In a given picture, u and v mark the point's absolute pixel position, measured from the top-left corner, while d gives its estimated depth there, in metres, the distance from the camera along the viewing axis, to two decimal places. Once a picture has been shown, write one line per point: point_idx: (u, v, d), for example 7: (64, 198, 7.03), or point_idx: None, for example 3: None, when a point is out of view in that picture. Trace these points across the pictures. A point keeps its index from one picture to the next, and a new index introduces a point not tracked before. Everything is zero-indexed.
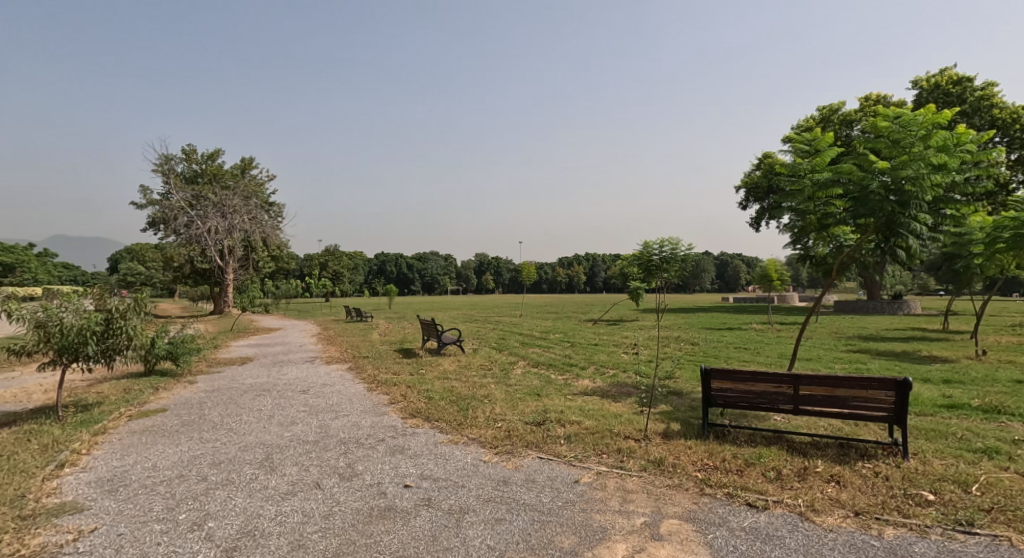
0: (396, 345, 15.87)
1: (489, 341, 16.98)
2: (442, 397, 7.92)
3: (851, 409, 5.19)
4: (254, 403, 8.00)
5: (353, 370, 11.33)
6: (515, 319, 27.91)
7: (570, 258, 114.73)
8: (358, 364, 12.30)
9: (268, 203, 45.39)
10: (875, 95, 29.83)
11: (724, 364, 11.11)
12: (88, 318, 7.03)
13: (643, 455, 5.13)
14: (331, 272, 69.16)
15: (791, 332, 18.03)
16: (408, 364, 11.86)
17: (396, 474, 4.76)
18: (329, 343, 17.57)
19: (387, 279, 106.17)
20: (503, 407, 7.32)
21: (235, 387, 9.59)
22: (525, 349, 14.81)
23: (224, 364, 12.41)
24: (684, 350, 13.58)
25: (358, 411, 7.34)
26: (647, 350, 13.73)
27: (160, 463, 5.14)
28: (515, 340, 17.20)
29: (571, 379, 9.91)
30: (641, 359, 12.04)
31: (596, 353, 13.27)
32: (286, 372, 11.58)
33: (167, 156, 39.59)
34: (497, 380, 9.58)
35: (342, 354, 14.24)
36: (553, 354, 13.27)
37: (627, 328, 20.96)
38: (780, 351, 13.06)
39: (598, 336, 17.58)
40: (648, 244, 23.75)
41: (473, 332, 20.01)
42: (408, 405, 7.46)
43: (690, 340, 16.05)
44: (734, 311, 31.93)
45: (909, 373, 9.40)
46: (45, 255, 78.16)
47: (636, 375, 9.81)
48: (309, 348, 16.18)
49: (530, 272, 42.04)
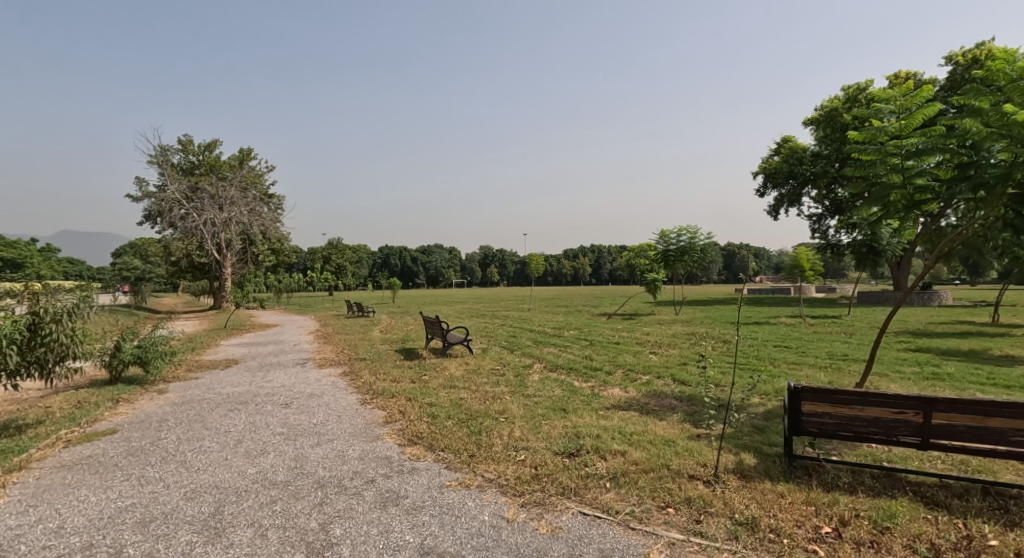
0: (397, 345, 14.53)
1: (499, 339, 15.62)
2: (449, 415, 6.56)
3: (1008, 447, 3.87)
4: (223, 422, 6.63)
5: (348, 376, 10.01)
6: (523, 313, 26.49)
7: (576, 250, 113.34)
8: (353, 367, 10.96)
9: (268, 195, 44.23)
10: (905, 73, 29.54)
11: (771, 365, 9.72)
12: (9, 323, 5.66)
13: (725, 512, 3.75)
14: (334, 266, 68.18)
15: (827, 327, 16.62)
16: (410, 368, 10.52)
17: (390, 547, 3.44)
18: (325, 341, 16.24)
19: (391, 272, 105.03)
20: (524, 429, 5.93)
21: (210, 398, 8.26)
22: (539, 348, 13.44)
23: (205, 369, 11.07)
24: (719, 350, 12.16)
25: (347, 434, 6.00)
26: (676, 350, 12.32)
27: (70, 523, 3.81)
28: (527, 338, 15.82)
29: (598, 386, 8.53)
30: (673, 362, 10.63)
31: (621, 354, 11.87)
32: (272, 377, 10.24)
33: (164, 148, 38.34)
34: (512, 389, 8.23)
35: (338, 355, 12.91)
36: (573, 355, 11.89)
37: (645, 323, 19.62)
38: (828, 351, 11.64)
39: (618, 333, 16.16)
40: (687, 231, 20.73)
41: (480, 329, 18.63)
42: (407, 426, 6.13)
43: (720, 337, 14.62)
44: (752, 303, 30.46)
45: (1000, 380, 7.98)
46: (49, 250, 77.53)
47: (674, 384, 8.43)
48: (303, 348, 14.89)
49: (539, 264, 40.35)
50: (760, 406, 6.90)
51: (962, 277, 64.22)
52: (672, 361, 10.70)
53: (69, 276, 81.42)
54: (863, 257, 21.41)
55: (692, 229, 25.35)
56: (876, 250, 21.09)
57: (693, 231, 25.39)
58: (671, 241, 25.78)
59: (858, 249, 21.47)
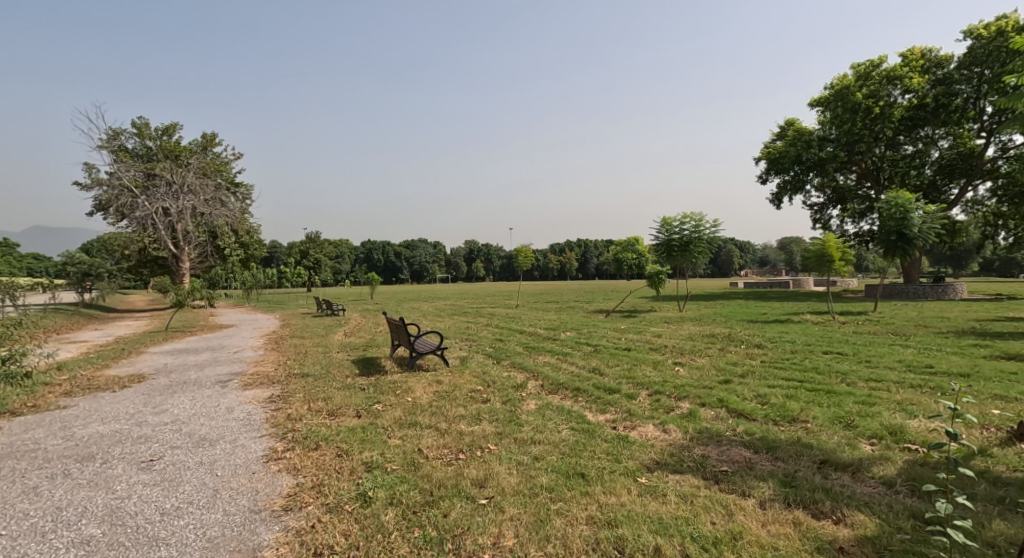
0: (358, 353, 11.86)
1: (483, 344, 13.04)
2: (396, 494, 3.94)
3: None
4: (10, 507, 3.94)
5: (275, 402, 7.38)
6: (510, 310, 24.02)
7: (562, 245, 111.23)
8: (288, 387, 8.29)
9: (234, 184, 41.24)
10: (918, 51, 28.99)
11: (846, 384, 7.27)
12: None
13: None
14: (312, 261, 65.31)
15: (864, 326, 14.41)
16: (362, 390, 7.89)
17: None
18: (273, 348, 13.55)
19: (374, 267, 101.99)
20: (524, 533, 3.42)
21: (48, 446, 5.54)
22: (533, 356, 10.94)
23: (88, 393, 8.30)
24: (757, 359, 9.71)
25: (206, 544, 3.37)
26: (703, 359, 9.87)
27: None
28: (515, 341, 13.27)
29: (622, 422, 6.00)
30: (709, 378, 8.13)
31: (637, 365, 9.34)
32: (172, 401, 7.54)
33: (116, 131, 35.01)
34: (499, 431, 5.66)
35: (277, 367, 10.24)
36: (575, 368, 9.34)
37: (649, 322, 17.22)
38: (897, 359, 9.28)
39: (623, 335, 13.67)
40: (714, 222, 18.34)
41: (460, 331, 16.04)
42: (319, 525, 3.52)
43: (747, 340, 12.18)
44: (760, 299, 28.32)
45: None
46: (9, 246, 73.21)
47: (730, 418, 5.94)
48: (243, 357, 12.19)
49: (526, 256, 37.53)
50: (890, 466, 4.41)
51: (945, 269, 64.20)
52: (707, 377, 8.20)
53: (35, 275, 77.50)
54: (892, 246, 18.93)
55: (696, 218, 23.06)
56: (906, 237, 18.82)
57: (697, 218, 23.09)
58: (672, 230, 23.32)
59: (886, 236, 19.04)
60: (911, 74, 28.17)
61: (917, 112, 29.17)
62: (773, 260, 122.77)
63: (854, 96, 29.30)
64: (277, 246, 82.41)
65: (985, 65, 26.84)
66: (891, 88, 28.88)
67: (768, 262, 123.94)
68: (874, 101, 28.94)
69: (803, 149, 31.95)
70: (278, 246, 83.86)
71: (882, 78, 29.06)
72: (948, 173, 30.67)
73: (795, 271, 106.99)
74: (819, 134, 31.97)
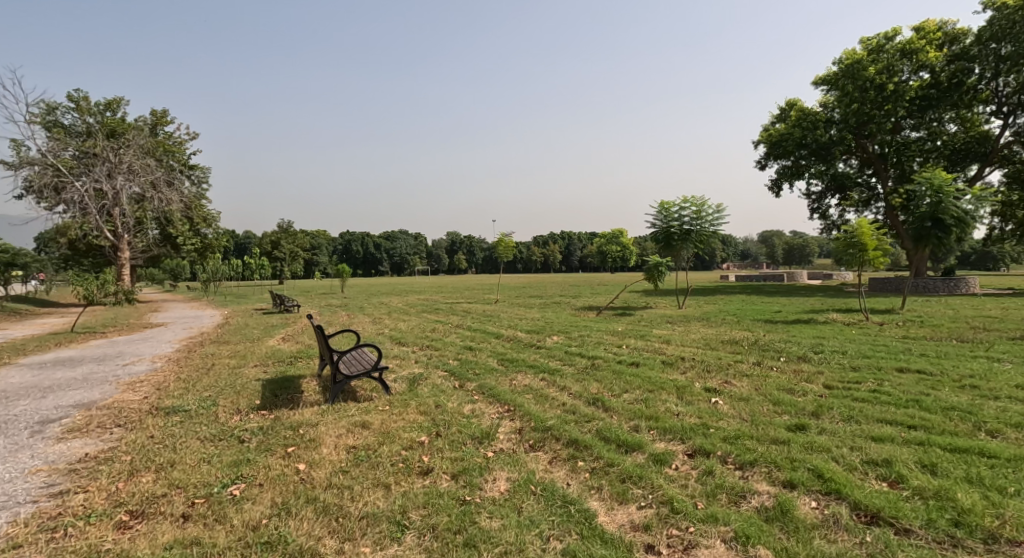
0: (281, 369, 9.01)
1: (448, 355, 10.22)
2: None
3: None
4: None
5: (80, 467, 4.44)
6: (488, 307, 21.22)
7: (544, 237, 108.37)
8: (129, 435, 5.34)
9: (186, 167, 37.83)
10: (933, 24, 26.66)
11: (993, 439, 4.66)
12: None
13: None
14: (283, 252, 61.93)
15: (913, 330, 11.88)
16: (241, 444, 5.02)
17: None
18: (177, 358, 10.55)
19: (351, 259, 98.31)
20: None
21: None
22: (509, 375, 8.17)
23: None
24: (817, 384, 7.05)
25: None
26: (744, 383, 7.18)
27: None
28: (487, 350, 10.52)
29: (662, 540, 3.29)
30: (769, 420, 5.46)
31: (656, 395, 6.61)
32: None
33: (49, 105, 31.39)
34: None
35: (151, 394, 7.23)
36: (568, 400, 6.59)
37: (650, 323, 14.61)
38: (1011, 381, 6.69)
39: (624, 343, 10.98)
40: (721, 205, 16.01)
41: (424, 335, 13.20)
42: None
43: (784, 351, 9.54)
44: (769, 295, 25.38)
45: None
46: None
47: (867, 528, 3.24)
48: (129, 373, 9.15)
49: (506, 249, 34.52)
50: None
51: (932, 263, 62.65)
52: (764, 418, 5.53)
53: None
54: (924, 234, 16.54)
55: (697, 203, 20.48)
56: (942, 224, 16.35)
57: (698, 203, 20.52)
58: (671, 216, 20.73)
59: (917, 222, 16.63)
60: (927, 49, 25.84)
61: (931, 91, 26.97)
62: (755, 253, 121.37)
63: (866, 71, 26.76)
64: (249, 236, 78.59)
65: (1006, 38, 24.55)
66: (904, 64, 26.63)
67: (748, 255, 122.85)
68: (887, 77, 26.55)
69: (808, 132, 29.53)
70: (249, 236, 79.88)
71: (896, 52, 26.72)
72: (960, 159, 28.80)
73: (775, 264, 105.82)
74: (825, 115, 29.62)
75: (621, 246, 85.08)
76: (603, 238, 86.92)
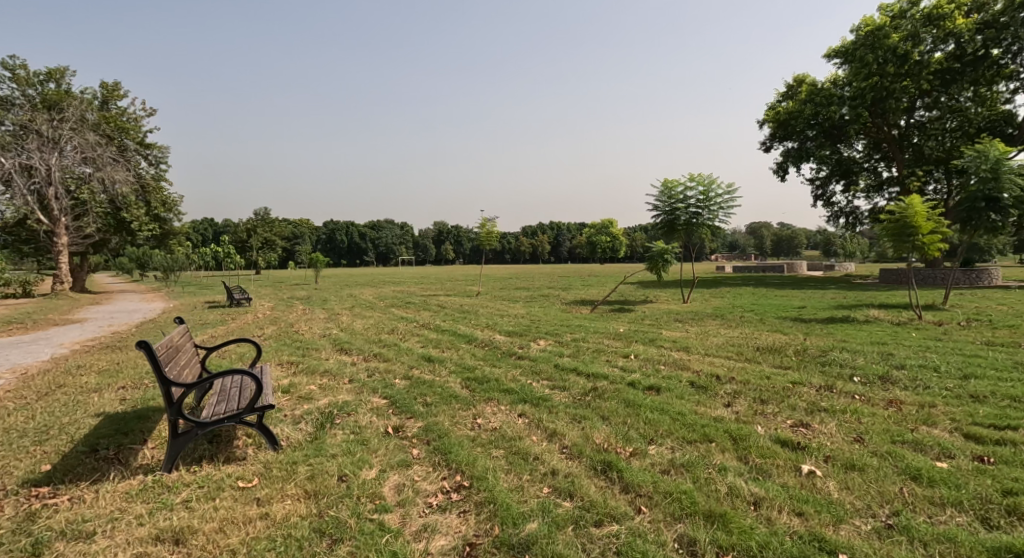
0: (153, 393, 6.31)
1: (396, 369, 7.57)
2: None
3: None
4: None
5: None
6: (466, 301, 18.54)
7: (532, 226, 105.46)
8: None
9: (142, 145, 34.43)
10: None
11: None
12: None
13: None
14: (259, 240, 58.76)
15: (990, 334, 9.45)
16: None
17: None
18: (30, 372, 7.77)
19: (334, 250, 94.91)
20: None
21: None
22: (473, 407, 5.58)
23: None
24: (946, 430, 4.53)
25: None
26: (831, 429, 4.65)
27: None
28: (451, 362, 7.87)
29: None
30: (937, 530, 2.96)
31: (705, 457, 4.07)
32: None
33: None
34: None
35: None
36: (561, 465, 4.00)
37: (656, 323, 12.07)
38: None
39: (632, 352, 8.37)
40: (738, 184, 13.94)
41: (377, 338, 10.47)
42: None
43: (851, 367, 7.04)
44: (793, 290, 21.87)
45: None
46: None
47: None
48: None
49: (490, 237, 31.66)
50: None
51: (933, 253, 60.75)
52: (921, 524, 3.04)
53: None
54: (974, 216, 14.04)
55: (704, 181, 17.96)
56: (998, 205, 13.81)
57: (706, 183, 17.93)
58: (674, 196, 18.15)
59: (968, 202, 14.13)
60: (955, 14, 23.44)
61: (955, 64, 24.60)
62: (744, 243, 119.61)
63: (888, 39, 24.70)
64: (224, 224, 75.02)
65: None
66: (930, 32, 24.28)
67: (738, 247, 120.97)
68: (911, 46, 24.27)
69: (820, 109, 27.12)
70: (225, 224, 76.17)
71: (920, 19, 24.38)
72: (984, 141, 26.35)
73: (766, 255, 104.31)
74: (838, 92, 27.25)
75: (610, 237, 82.71)
76: (593, 229, 84.46)
